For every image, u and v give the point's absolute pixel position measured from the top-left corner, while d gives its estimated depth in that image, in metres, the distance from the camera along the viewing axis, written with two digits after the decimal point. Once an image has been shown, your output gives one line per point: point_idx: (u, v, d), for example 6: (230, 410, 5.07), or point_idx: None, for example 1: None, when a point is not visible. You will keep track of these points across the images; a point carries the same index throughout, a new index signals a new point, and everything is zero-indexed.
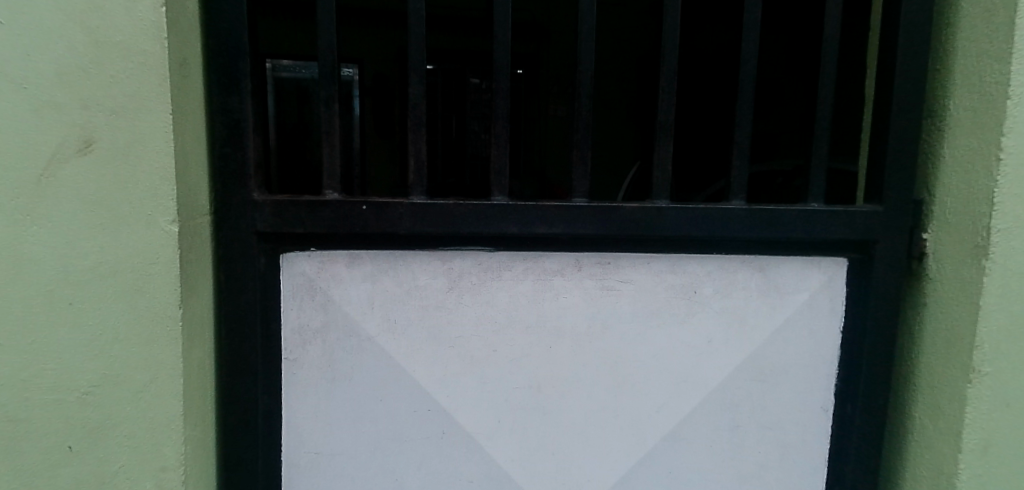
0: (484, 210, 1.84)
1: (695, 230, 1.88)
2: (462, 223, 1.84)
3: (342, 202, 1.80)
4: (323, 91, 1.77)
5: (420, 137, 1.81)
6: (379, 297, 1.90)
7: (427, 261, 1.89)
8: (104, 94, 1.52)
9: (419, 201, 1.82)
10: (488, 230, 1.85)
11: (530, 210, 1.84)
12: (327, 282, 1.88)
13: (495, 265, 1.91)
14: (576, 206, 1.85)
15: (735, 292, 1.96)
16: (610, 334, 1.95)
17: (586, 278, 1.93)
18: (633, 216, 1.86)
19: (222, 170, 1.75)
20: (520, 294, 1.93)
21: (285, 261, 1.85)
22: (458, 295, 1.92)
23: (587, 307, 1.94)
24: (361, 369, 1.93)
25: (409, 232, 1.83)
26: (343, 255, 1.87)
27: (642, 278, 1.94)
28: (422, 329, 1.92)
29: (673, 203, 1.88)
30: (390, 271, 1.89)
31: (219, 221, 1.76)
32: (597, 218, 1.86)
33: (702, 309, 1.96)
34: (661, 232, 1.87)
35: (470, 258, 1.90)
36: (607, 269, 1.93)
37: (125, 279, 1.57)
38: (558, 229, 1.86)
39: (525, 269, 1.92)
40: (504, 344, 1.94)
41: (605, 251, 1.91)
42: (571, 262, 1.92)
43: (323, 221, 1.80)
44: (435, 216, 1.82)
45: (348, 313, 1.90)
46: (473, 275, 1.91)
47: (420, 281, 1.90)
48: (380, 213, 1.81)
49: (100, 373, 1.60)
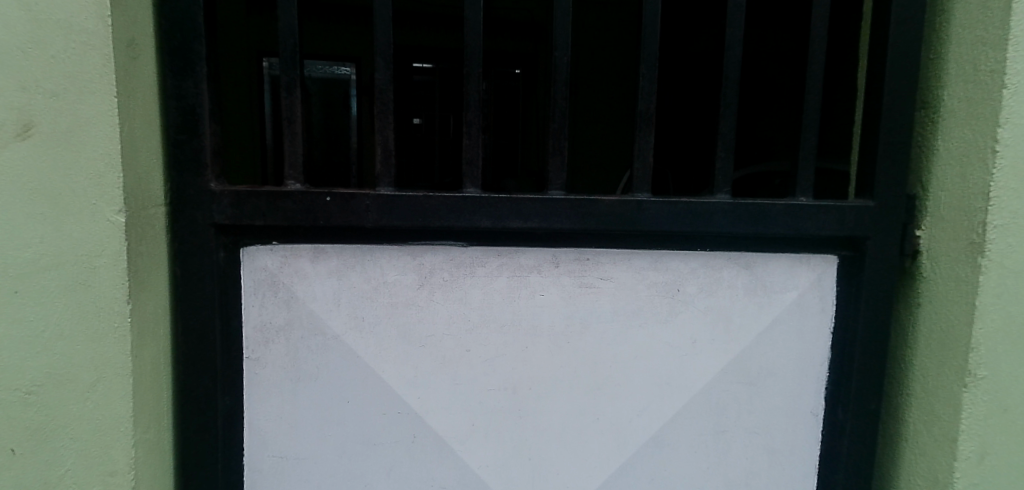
0: (454, 203, 1.74)
1: (677, 225, 1.79)
2: (432, 216, 1.75)
3: (305, 193, 1.70)
4: (283, 76, 1.68)
5: (387, 125, 1.72)
6: (346, 294, 1.81)
7: (396, 256, 1.80)
8: (45, 76, 1.45)
9: (386, 192, 1.73)
10: (460, 224, 1.76)
11: (503, 203, 1.75)
12: (291, 278, 1.78)
13: (468, 260, 1.82)
14: (551, 198, 1.76)
15: (720, 291, 1.87)
16: (589, 334, 1.86)
17: (563, 275, 1.84)
18: (611, 210, 1.77)
19: (177, 158, 1.66)
20: (494, 292, 1.84)
21: (246, 255, 1.76)
22: (430, 292, 1.83)
23: (564, 305, 1.85)
24: (327, 369, 1.83)
25: (376, 226, 1.74)
26: (307, 250, 1.77)
27: (622, 276, 1.85)
28: (391, 328, 1.83)
29: (654, 196, 1.79)
30: (357, 267, 1.80)
31: (174, 213, 1.67)
32: (574, 212, 1.77)
33: (685, 309, 1.87)
34: (641, 227, 1.78)
35: (441, 252, 1.81)
36: (586, 266, 1.84)
37: (69, 271, 1.50)
38: (533, 224, 1.77)
39: (499, 265, 1.83)
40: (478, 345, 1.85)
41: (583, 247, 1.82)
42: (548, 258, 1.83)
43: (285, 213, 1.71)
44: (403, 209, 1.73)
45: (313, 311, 1.80)
46: (445, 272, 1.82)
47: (389, 278, 1.81)
48: (345, 205, 1.71)
49: (44, 371, 1.52)
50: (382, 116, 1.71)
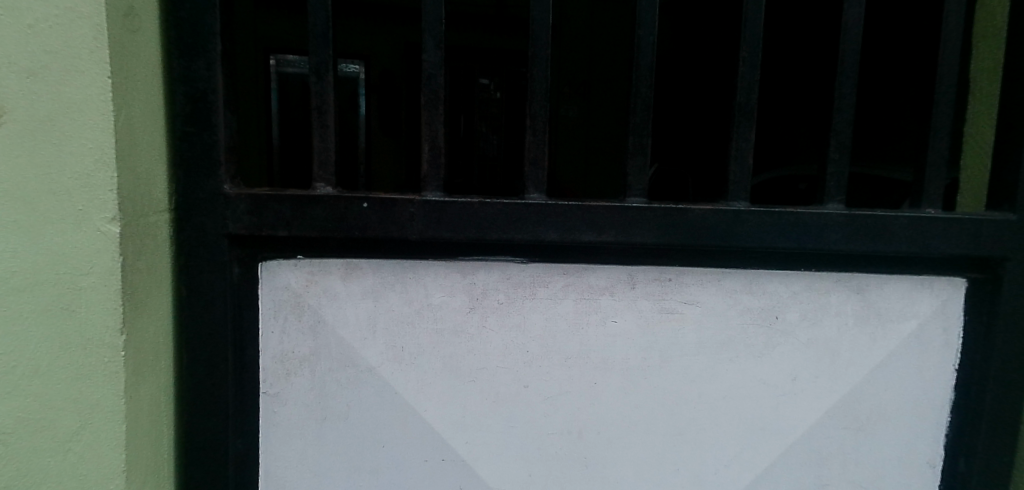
0: (515, 212, 1.45)
1: (782, 241, 1.49)
2: (488, 227, 1.45)
3: (337, 198, 1.41)
4: (313, 56, 1.39)
5: (436, 118, 1.43)
6: (383, 319, 1.51)
7: (443, 274, 1.51)
8: (21, 50, 1.17)
9: (434, 198, 1.44)
10: (521, 237, 1.46)
11: (573, 212, 1.46)
12: (318, 299, 1.49)
13: (528, 280, 1.53)
14: (630, 207, 1.46)
15: (826, 318, 1.58)
16: (670, 369, 1.57)
17: (641, 298, 1.54)
18: (703, 221, 1.47)
19: (184, 154, 1.37)
20: (559, 318, 1.54)
21: (266, 271, 1.47)
22: (482, 317, 1.53)
23: (640, 334, 1.56)
24: (358, 407, 1.54)
25: (421, 238, 1.44)
26: (337, 265, 1.48)
27: (711, 300, 1.55)
28: (436, 359, 1.54)
29: (754, 206, 1.49)
30: (396, 286, 1.50)
31: (181, 220, 1.39)
32: (658, 224, 1.47)
33: (784, 339, 1.58)
34: (737, 243, 1.49)
35: (496, 270, 1.52)
36: (667, 288, 1.54)
37: (50, 293, 1.21)
38: (609, 238, 1.47)
39: (565, 285, 1.53)
40: (538, 381, 1.56)
41: (666, 265, 1.53)
42: (623, 278, 1.53)
43: (312, 221, 1.42)
44: (453, 218, 1.44)
45: (344, 339, 1.51)
46: (500, 293, 1.53)
47: (434, 299, 1.52)
48: (384, 213, 1.42)
49: (18, 415, 1.24)
50: (429, 105, 1.42)
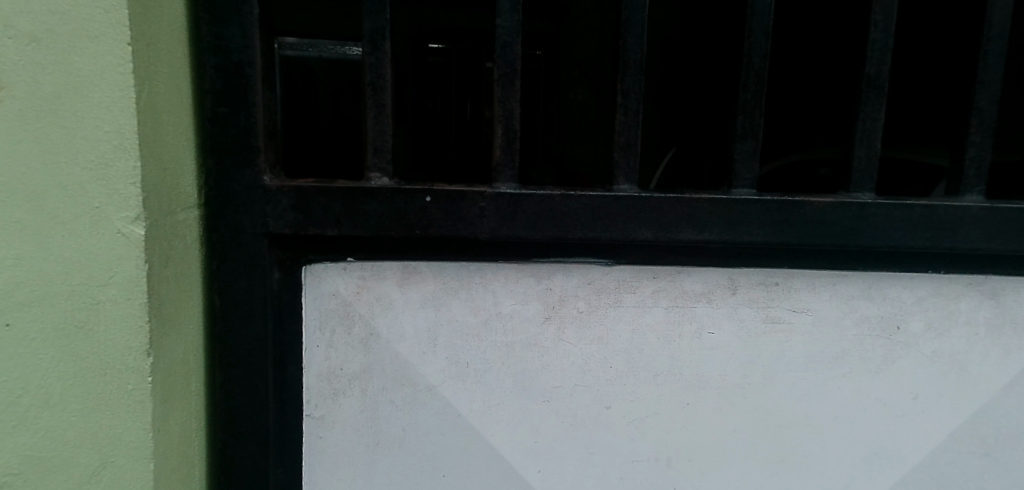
0: (603, 207, 1.24)
1: (912, 240, 1.28)
2: (571, 225, 1.24)
3: (396, 192, 1.20)
4: (367, 21, 1.16)
5: (512, 95, 1.20)
6: (445, 332, 1.30)
7: (515, 279, 1.30)
8: (22, 12, 0.95)
9: (508, 190, 1.22)
10: (609, 236, 1.25)
11: (671, 208, 1.24)
12: (371, 309, 1.28)
13: (613, 286, 1.32)
14: (738, 201, 1.24)
15: (954, 329, 1.36)
16: (772, 387, 1.37)
17: (742, 305, 1.34)
18: (821, 217, 1.26)
19: (215, 139, 1.16)
20: (647, 329, 1.34)
21: (311, 276, 1.26)
22: (558, 328, 1.32)
23: (740, 347, 1.35)
24: (415, 433, 1.33)
25: (492, 238, 1.23)
26: (392, 268, 1.27)
27: (823, 307, 1.34)
28: (504, 378, 1.33)
29: (880, 199, 1.27)
30: (461, 292, 1.29)
31: (213, 219, 1.18)
32: (769, 220, 1.26)
33: (904, 353, 1.36)
34: (859, 242, 1.27)
35: (576, 272, 1.31)
36: (773, 294, 1.33)
37: (62, 308, 1.01)
38: (711, 237, 1.25)
39: (655, 291, 1.32)
40: (622, 402, 1.35)
41: (773, 267, 1.31)
42: (722, 282, 1.32)
43: (366, 218, 1.20)
44: (530, 214, 1.23)
45: (400, 354, 1.30)
46: (580, 301, 1.32)
47: (504, 308, 1.31)
48: (451, 209, 1.21)
49: (25, 454, 1.03)
50: (504, 81, 1.20)
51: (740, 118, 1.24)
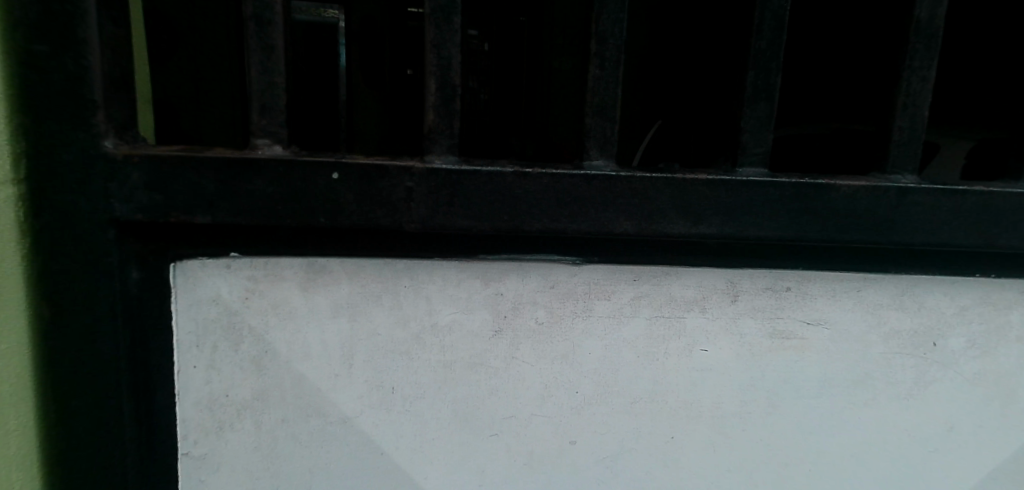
0: (570, 191, 0.94)
1: (962, 237, 1.00)
2: (527, 213, 0.94)
3: (290, 166, 0.88)
4: None
5: (450, 35, 0.89)
6: (364, 349, 1.01)
7: (455, 281, 1.00)
8: None
9: (444, 166, 0.91)
10: (577, 227, 0.95)
11: (657, 192, 0.95)
12: (265, 320, 0.98)
13: (581, 291, 1.03)
14: (744, 184, 0.95)
15: (1003, 348, 1.10)
16: (777, 417, 1.10)
17: (743, 316, 1.06)
18: (849, 206, 0.98)
19: (34, 90, 0.84)
20: (623, 345, 1.05)
21: (182, 275, 0.95)
22: (511, 344, 1.04)
23: (739, 367, 1.08)
24: (326, 477, 1.04)
25: (422, 228, 0.93)
26: (292, 267, 0.96)
27: (843, 318, 1.07)
28: (442, 407, 1.04)
29: (924, 182, 0.99)
30: (385, 298, 0.99)
31: (36, 201, 0.87)
32: (785, 210, 0.97)
33: (940, 375, 1.10)
34: (897, 238, 0.99)
35: (535, 273, 1.02)
36: (783, 302, 1.06)
37: None
38: (708, 230, 0.96)
39: (635, 298, 1.04)
40: (590, 436, 1.08)
41: (784, 268, 1.04)
42: (720, 287, 1.04)
43: (251, 201, 0.89)
44: (473, 198, 0.92)
45: (305, 377, 1.00)
46: (539, 309, 1.03)
47: (441, 319, 1.01)
48: (365, 190, 0.90)
49: None
50: (439, 18, 0.88)
51: (751, 74, 0.94)
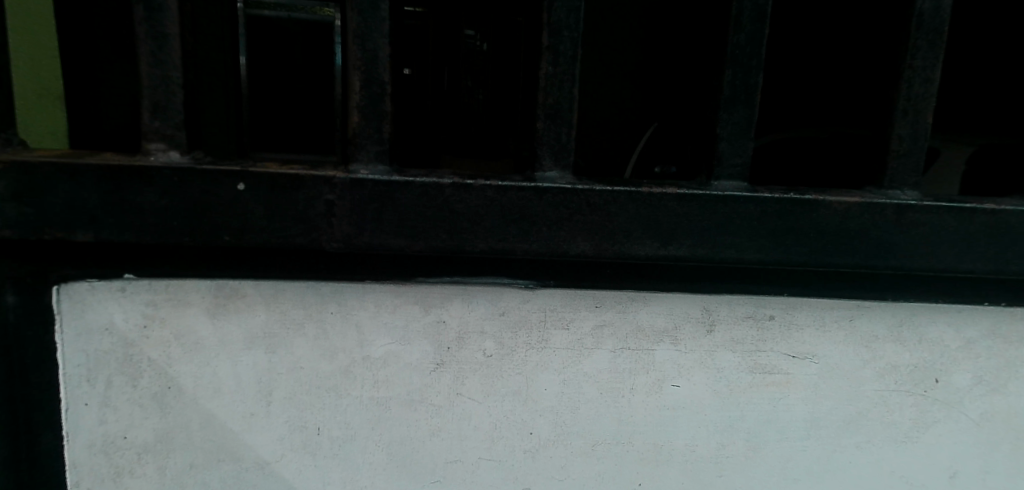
0: (519, 206, 0.81)
1: (970, 261, 0.88)
2: (469, 232, 0.81)
3: (187, 175, 0.75)
4: None
5: (377, 23, 0.76)
6: (284, 385, 0.88)
7: (390, 308, 0.87)
8: None
9: (371, 175, 0.78)
10: (528, 248, 0.82)
11: (621, 208, 0.82)
12: (167, 351, 0.85)
13: (536, 319, 0.90)
14: (722, 200, 0.83)
15: (1010, 384, 0.98)
16: (757, 460, 0.98)
17: (721, 349, 0.94)
18: (842, 226, 0.85)
19: None
20: (584, 381, 0.93)
21: (67, 298, 0.82)
22: (455, 379, 0.91)
23: (716, 406, 0.96)
24: None
25: (345, 248, 0.79)
26: (198, 290, 0.83)
27: (832, 350, 0.96)
28: (376, 450, 0.91)
29: (927, 199, 0.87)
30: (309, 327, 0.86)
31: None
32: (767, 230, 0.84)
33: (941, 415, 0.99)
34: (895, 263, 0.87)
35: (482, 298, 0.89)
36: (765, 333, 0.94)
37: None
38: (680, 252, 0.84)
39: (598, 328, 0.91)
40: (546, 482, 0.95)
41: (766, 295, 0.92)
42: (695, 315, 0.92)
43: (141, 215, 0.76)
44: (405, 213, 0.79)
45: (216, 416, 0.87)
46: (487, 340, 0.90)
47: (375, 351, 0.88)
48: (277, 204, 0.77)
49: None
50: (362, 3, 0.75)
51: (729, 74, 0.81)
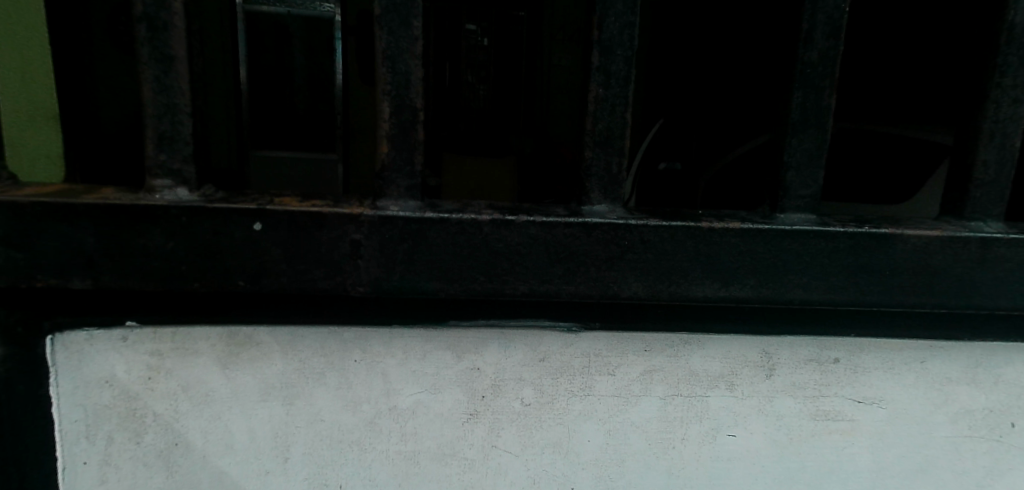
0: (566, 244, 0.73)
1: None
2: (510, 272, 0.73)
3: (196, 215, 0.67)
4: None
5: (408, 41, 0.67)
6: (303, 439, 0.80)
7: (419, 354, 0.79)
8: None
9: (401, 212, 0.70)
10: (575, 290, 0.74)
11: (678, 245, 0.74)
12: (174, 405, 0.77)
13: (578, 365, 0.82)
14: (790, 236, 0.75)
15: None
16: None
17: (781, 394, 0.85)
18: (921, 262, 0.77)
19: None
20: (631, 431, 0.84)
21: (64, 349, 0.74)
22: (491, 430, 0.82)
23: (773, 456, 0.87)
24: None
25: (371, 292, 0.71)
26: (208, 338, 0.75)
27: (900, 394, 0.87)
28: None
29: (1013, 230, 0.78)
30: (330, 377, 0.78)
31: None
32: (837, 268, 0.76)
33: (1017, 463, 0.90)
34: (978, 301, 0.79)
35: (520, 342, 0.80)
36: (828, 376, 0.86)
37: None
38: (742, 293, 0.76)
39: (646, 374, 0.83)
40: None
41: (831, 336, 0.83)
42: (752, 358, 0.84)
43: (145, 260, 0.67)
44: (439, 252, 0.71)
45: (228, 475, 0.80)
46: (526, 388, 0.82)
47: (402, 401, 0.80)
48: (297, 245, 0.69)
49: None
50: (392, 20, 0.67)
51: (800, 95, 0.73)
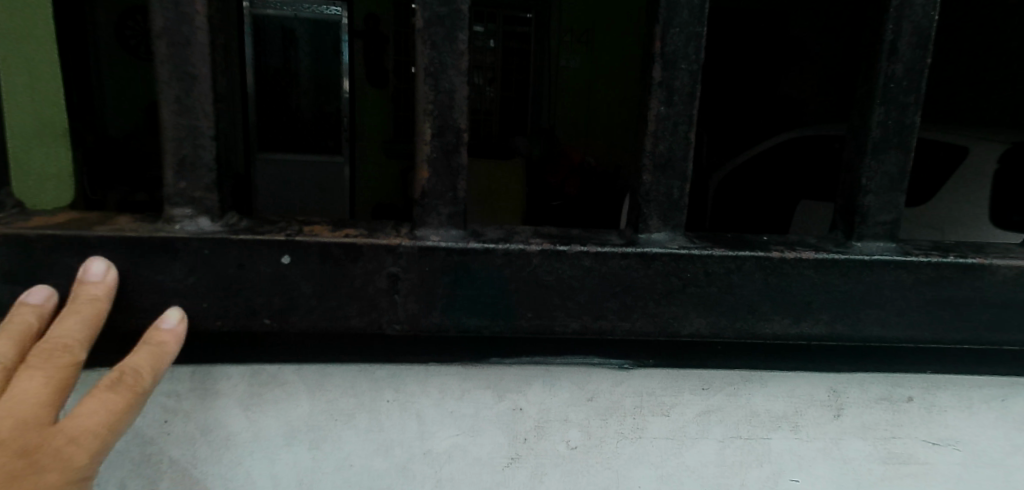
0: (623, 277, 0.66)
1: None
2: (563, 307, 0.66)
3: (220, 248, 0.61)
4: None
5: (452, 54, 0.61)
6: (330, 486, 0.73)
7: (459, 394, 0.73)
8: None
9: (442, 242, 0.63)
10: (633, 326, 0.67)
11: (746, 276, 0.67)
12: (193, 450, 0.70)
13: (630, 405, 0.75)
14: (867, 267, 0.68)
15: None
16: None
17: (849, 436, 0.78)
18: (1011, 294, 0.70)
19: None
20: (686, 476, 0.78)
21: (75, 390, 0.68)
22: (535, 474, 0.76)
23: None
24: None
25: (410, 330, 0.65)
26: (229, 378, 0.69)
27: (978, 435, 0.80)
28: None
29: None
30: (361, 419, 0.72)
31: None
32: (919, 302, 0.69)
33: None
34: None
35: (567, 381, 0.74)
36: (902, 416, 0.78)
37: None
38: (815, 328, 0.69)
39: (704, 414, 0.76)
40: None
41: (906, 374, 0.76)
42: (819, 398, 0.77)
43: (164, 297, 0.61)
44: (487, 286, 0.65)
45: None
46: (572, 430, 0.75)
47: (438, 445, 0.74)
48: (329, 280, 0.63)
49: None
50: (436, 33, 0.61)
51: (880, 112, 0.66)
